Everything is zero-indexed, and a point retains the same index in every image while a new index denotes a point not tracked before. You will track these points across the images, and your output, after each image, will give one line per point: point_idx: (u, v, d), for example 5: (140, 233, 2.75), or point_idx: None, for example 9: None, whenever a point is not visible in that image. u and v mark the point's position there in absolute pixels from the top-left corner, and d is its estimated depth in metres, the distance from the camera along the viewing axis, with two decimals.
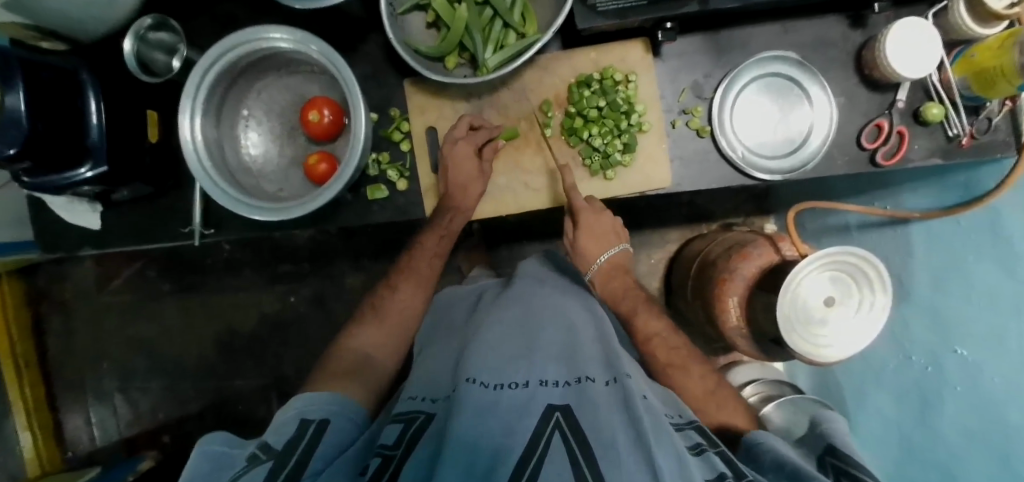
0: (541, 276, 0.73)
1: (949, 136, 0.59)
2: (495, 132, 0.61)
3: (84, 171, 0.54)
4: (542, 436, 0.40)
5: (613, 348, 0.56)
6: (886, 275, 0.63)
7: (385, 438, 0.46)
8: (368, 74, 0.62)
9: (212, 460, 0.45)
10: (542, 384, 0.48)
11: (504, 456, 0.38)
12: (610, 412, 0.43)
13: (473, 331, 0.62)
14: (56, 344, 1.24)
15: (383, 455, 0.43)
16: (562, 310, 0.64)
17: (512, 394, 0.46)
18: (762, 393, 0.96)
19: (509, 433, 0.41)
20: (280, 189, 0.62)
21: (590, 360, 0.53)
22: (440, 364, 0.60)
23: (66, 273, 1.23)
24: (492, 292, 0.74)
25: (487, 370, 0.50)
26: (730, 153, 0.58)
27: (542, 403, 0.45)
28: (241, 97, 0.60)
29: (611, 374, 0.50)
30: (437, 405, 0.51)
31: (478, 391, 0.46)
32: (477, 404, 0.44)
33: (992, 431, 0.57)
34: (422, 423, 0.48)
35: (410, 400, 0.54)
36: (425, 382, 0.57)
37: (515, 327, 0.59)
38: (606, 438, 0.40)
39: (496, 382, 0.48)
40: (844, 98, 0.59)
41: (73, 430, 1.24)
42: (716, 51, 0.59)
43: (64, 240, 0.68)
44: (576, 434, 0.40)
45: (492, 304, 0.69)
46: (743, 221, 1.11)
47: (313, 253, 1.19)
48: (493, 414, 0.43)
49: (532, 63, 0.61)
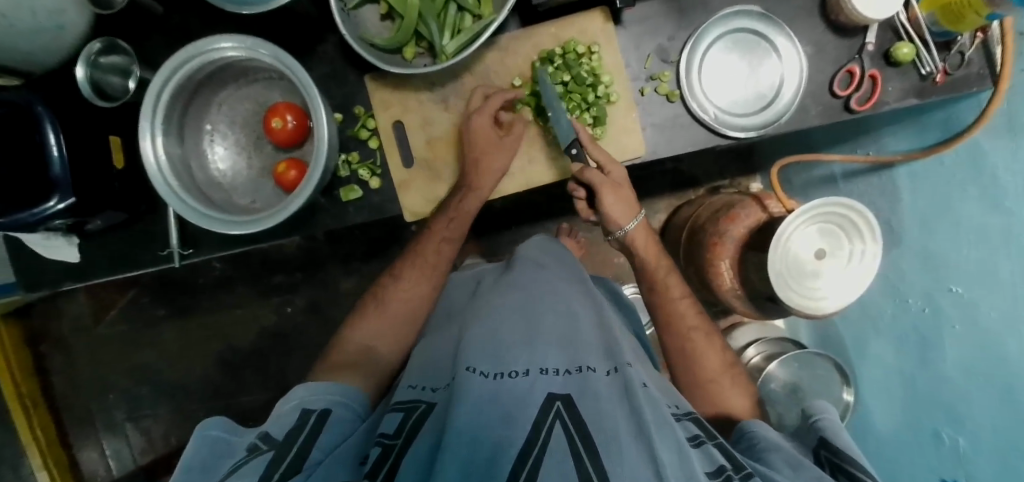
0: (541, 260, 0.70)
1: (922, 75, 0.58)
2: (509, 97, 0.58)
3: (54, 203, 0.52)
4: (542, 425, 0.38)
5: (613, 336, 0.54)
6: (874, 222, 0.63)
7: (385, 427, 0.43)
8: (327, 75, 0.61)
9: (211, 444, 0.43)
10: (542, 372, 0.45)
11: (505, 448, 0.36)
12: (613, 404, 0.41)
13: (468, 318, 0.60)
14: (59, 381, 1.24)
15: (383, 445, 0.41)
16: (561, 298, 0.60)
17: (512, 384, 0.43)
18: (764, 352, 0.96)
19: (509, 423, 0.38)
20: (252, 201, 0.61)
21: (590, 347, 0.51)
22: (440, 354, 0.57)
23: (60, 309, 1.22)
24: (489, 276, 0.71)
25: (488, 360, 0.47)
26: (702, 115, 0.57)
27: (543, 393, 0.42)
28: (202, 113, 0.59)
29: (612, 364, 0.48)
30: (438, 394, 0.48)
31: (478, 381, 0.43)
32: (475, 395, 0.41)
33: (991, 367, 0.58)
34: (422, 412, 0.45)
35: (410, 389, 0.51)
36: (427, 370, 0.55)
37: (513, 313, 0.55)
38: (608, 431, 0.37)
39: (496, 371, 0.45)
40: (812, 47, 0.58)
41: (88, 464, 1.25)
42: (677, 12, 0.58)
43: (44, 276, 0.67)
44: (578, 424, 0.38)
45: (489, 289, 0.66)
46: (729, 183, 1.10)
47: (304, 263, 1.18)
48: (494, 404, 0.40)
49: (492, 44, 0.60)
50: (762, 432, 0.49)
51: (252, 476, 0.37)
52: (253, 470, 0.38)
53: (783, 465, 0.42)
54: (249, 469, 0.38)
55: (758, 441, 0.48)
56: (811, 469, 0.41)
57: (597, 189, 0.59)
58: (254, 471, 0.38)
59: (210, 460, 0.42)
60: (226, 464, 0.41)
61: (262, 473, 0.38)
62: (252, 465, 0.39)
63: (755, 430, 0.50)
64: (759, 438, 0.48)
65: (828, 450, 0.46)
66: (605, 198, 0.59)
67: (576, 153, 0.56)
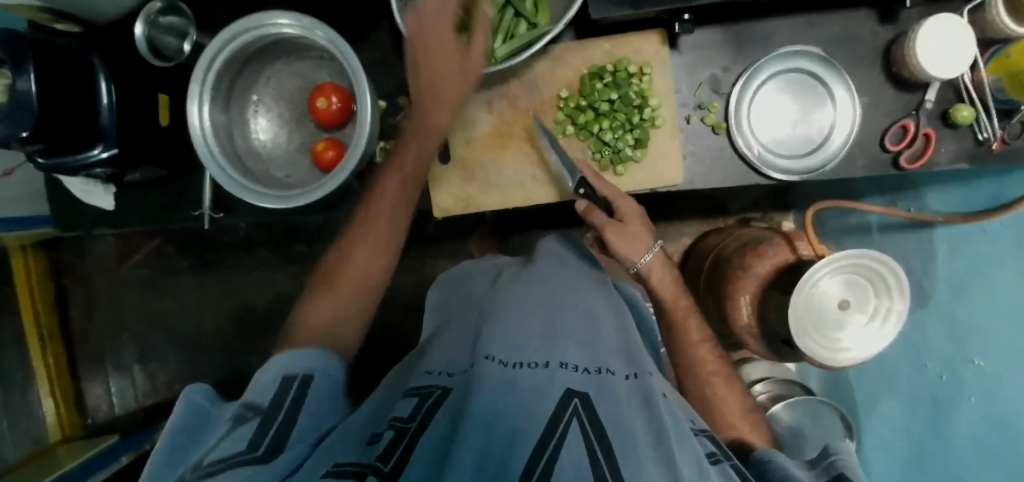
0: (562, 255, 0.70)
1: (978, 140, 0.55)
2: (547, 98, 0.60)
3: (98, 152, 0.54)
4: (560, 420, 0.36)
5: (633, 345, 0.53)
6: (904, 280, 0.63)
7: (400, 411, 0.43)
8: (376, 62, 0.62)
9: (192, 410, 0.42)
10: (562, 367, 0.44)
11: (521, 439, 0.34)
12: (631, 410, 0.40)
13: (489, 305, 0.59)
14: (77, 315, 1.28)
15: (397, 428, 0.40)
16: (582, 295, 0.60)
17: (530, 374, 0.42)
18: (771, 392, 0.94)
19: (526, 414, 0.37)
20: (288, 175, 0.62)
21: (609, 350, 0.50)
22: (461, 341, 0.56)
23: (87, 247, 1.26)
24: (510, 269, 0.70)
25: (506, 349, 0.46)
26: (746, 152, 0.56)
27: (561, 387, 0.41)
28: (250, 83, 0.60)
29: (632, 370, 0.48)
30: (454, 381, 0.47)
31: (497, 372, 0.42)
32: (493, 384, 0.40)
33: (1005, 436, 0.59)
34: (438, 398, 0.44)
35: (427, 374, 0.50)
36: (446, 355, 0.54)
37: (534, 307, 0.55)
38: (624, 435, 0.36)
39: (514, 361, 0.44)
40: (867, 97, 0.57)
41: (94, 399, 1.28)
42: (735, 45, 0.57)
43: (79, 219, 0.69)
44: (594, 424, 0.37)
45: (511, 278, 0.66)
46: (761, 217, 1.08)
47: (326, 236, 1.20)
48: (513, 395, 0.39)
49: (545, 53, 0.59)
50: (779, 462, 0.47)
51: (240, 445, 0.36)
52: (236, 440, 0.37)
53: None
54: (234, 440, 0.37)
55: (774, 471, 0.45)
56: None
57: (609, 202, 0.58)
58: (240, 440, 0.37)
59: (193, 425, 0.40)
60: (210, 435, 0.39)
61: (250, 440, 0.37)
62: (240, 434, 0.38)
63: (772, 459, 0.48)
64: (774, 467, 0.46)
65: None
66: (622, 209, 0.57)
67: (584, 191, 0.58)
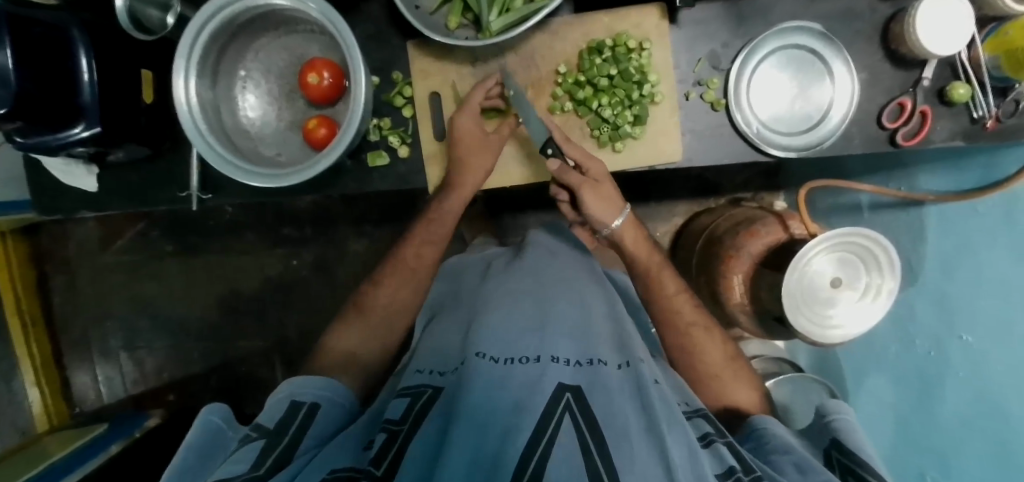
0: (551, 245, 0.69)
1: (973, 118, 0.55)
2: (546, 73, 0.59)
3: (79, 131, 0.51)
4: (553, 416, 0.35)
5: (625, 331, 0.53)
6: (895, 258, 0.63)
7: (391, 413, 0.42)
8: (369, 35, 0.60)
9: (206, 432, 0.44)
10: (553, 361, 0.42)
11: (513, 435, 0.32)
12: (623, 400, 0.39)
13: (479, 300, 0.57)
14: (60, 302, 1.25)
15: (389, 430, 0.39)
16: (571, 285, 0.58)
17: (523, 369, 0.41)
18: (763, 370, 0.97)
19: (519, 409, 0.35)
20: (278, 153, 0.60)
21: (600, 339, 0.49)
22: (452, 335, 0.54)
23: (69, 232, 1.22)
24: (500, 260, 0.69)
25: (498, 345, 0.44)
26: (744, 129, 0.56)
27: (552, 383, 0.39)
28: (237, 58, 0.58)
29: (622, 358, 0.47)
30: (446, 379, 0.46)
31: (488, 368, 0.40)
32: (484, 379, 0.38)
33: (987, 416, 0.61)
34: (429, 398, 0.43)
35: (416, 373, 0.49)
36: (436, 354, 0.52)
37: (523, 300, 0.53)
38: (618, 426, 0.35)
39: (506, 357, 0.43)
40: (866, 73, 0.56)
41: (80, 386, 1.26)
42: (735, 19, 0.56)
43: (60, 201, 0.67)
44: (588, 416, 0.35)
45: (499, 271, 0.64)
46: (752, 197, 1.08)
47: (316, 219, 1.18)
48: (503, 390, 0.38)
49: (543, 27, 0.58)
50: (775, 431, 0.47)
51: (242, 465, 0.37)
52: (241, 459, 0.38)
53: (791, 468, 0.41)
54: (240, 459, 0.38)
55: (768, 440, 0.46)
56: (820, 472, 0.39)
57: (575, 189, 0.57)
58: (245, 458, 0.38)
59: (206, 445, 0.43)
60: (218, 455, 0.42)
61: (253, 461, 0.38)
62: (243, 454, 0.39)
63: (770, 428, 0.48)
64: (769, 436, 0.47)
65: (839, 453, 0.44)
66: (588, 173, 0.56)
67: (552, 152, 0.54)
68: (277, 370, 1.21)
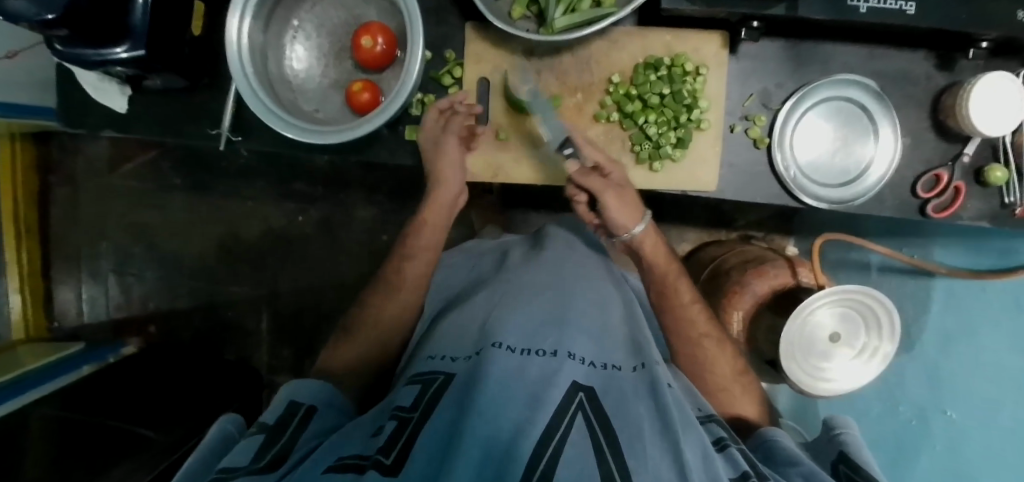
0: (568, 239, 0.69)
1: (1004, 203, 0.56)
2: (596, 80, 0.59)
3: (121, 51, 0.51)
4: (565, 413, 0.35)
5: (641, 335, 0.53)
6: (896, 318, 0.64)
7: (402, 400, 0.42)
8: (429, 9, 0.60)
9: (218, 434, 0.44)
10: (570, 357, 0.42)
11: (525, 430, 0.32)
12: (637, 402, 0.40)
13: (495, 291, 0.58)
14: (58, 215, 1.23)
15: (399, 418, 0.39)
16: (591, 284, 0.58)
17: (540, 362, 0.41)
18: None
19: (533, 405, 0.35)
20: (316, 109, 0.60)
21: (616, 343, 0.50)
22: (466, 321, 0.54)
23: (79, 147, 1.21)
24: (516, 251, 0.69)
25: (516, 337, 0.44)
26: (782, 172, 0.56)
27: (566, 379, 0.39)
28: (294, 6, 0.58)
29: (638, 361, 0.48)
30: (459, 366, 0.46)
31: (505, 358, 0.40)
32: (500, 371, 0.38)
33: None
34: (441, 386, 0.43)
35: (430, 360, 0.49)
36: (450, 339, 0.52)
37: (543, 295, 0.53)
38: (631, 429, 0.36)
39: (522, 348, 0.43)
40: (909, 139, 0.57)
41: (63, 302, 1.25)
42: (794, 62, 0.56)
43: (85, 116, 0.65)
44: (601, 419, 0.35)
45: (516, 262, 0.64)
46: (762, 237, 1.09)
47: (329, 179, 1.17)
48: (517, 383, 0.38)
49: (604, 34, 0.58)
50: (785, 443, 0.48)
51: (242, 458, 0.37)
52: (243, 452, 0.38)
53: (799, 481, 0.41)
54: (241, 453, 0.38)
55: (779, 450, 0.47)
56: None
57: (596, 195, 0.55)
58: (245, 452, 0.38)
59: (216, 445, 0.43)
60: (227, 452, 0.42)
61: (254, 454, 0.38)
62: (246, 447, 0.39)
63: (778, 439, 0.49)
64: (778, 446, 0.47)
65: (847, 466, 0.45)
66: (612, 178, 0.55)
67: (569, 153, 0.55)
68: (264, 322, 1.21)
